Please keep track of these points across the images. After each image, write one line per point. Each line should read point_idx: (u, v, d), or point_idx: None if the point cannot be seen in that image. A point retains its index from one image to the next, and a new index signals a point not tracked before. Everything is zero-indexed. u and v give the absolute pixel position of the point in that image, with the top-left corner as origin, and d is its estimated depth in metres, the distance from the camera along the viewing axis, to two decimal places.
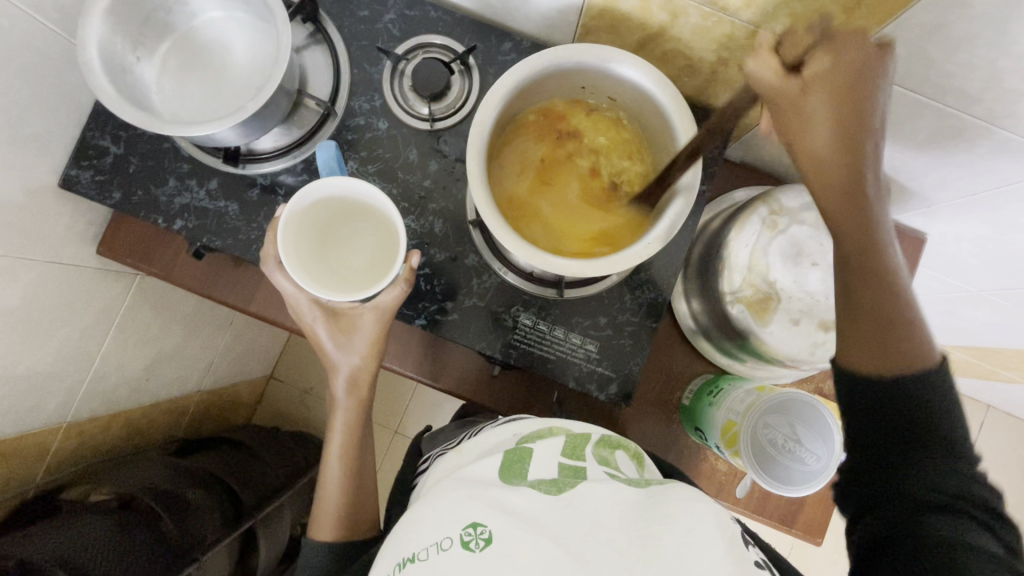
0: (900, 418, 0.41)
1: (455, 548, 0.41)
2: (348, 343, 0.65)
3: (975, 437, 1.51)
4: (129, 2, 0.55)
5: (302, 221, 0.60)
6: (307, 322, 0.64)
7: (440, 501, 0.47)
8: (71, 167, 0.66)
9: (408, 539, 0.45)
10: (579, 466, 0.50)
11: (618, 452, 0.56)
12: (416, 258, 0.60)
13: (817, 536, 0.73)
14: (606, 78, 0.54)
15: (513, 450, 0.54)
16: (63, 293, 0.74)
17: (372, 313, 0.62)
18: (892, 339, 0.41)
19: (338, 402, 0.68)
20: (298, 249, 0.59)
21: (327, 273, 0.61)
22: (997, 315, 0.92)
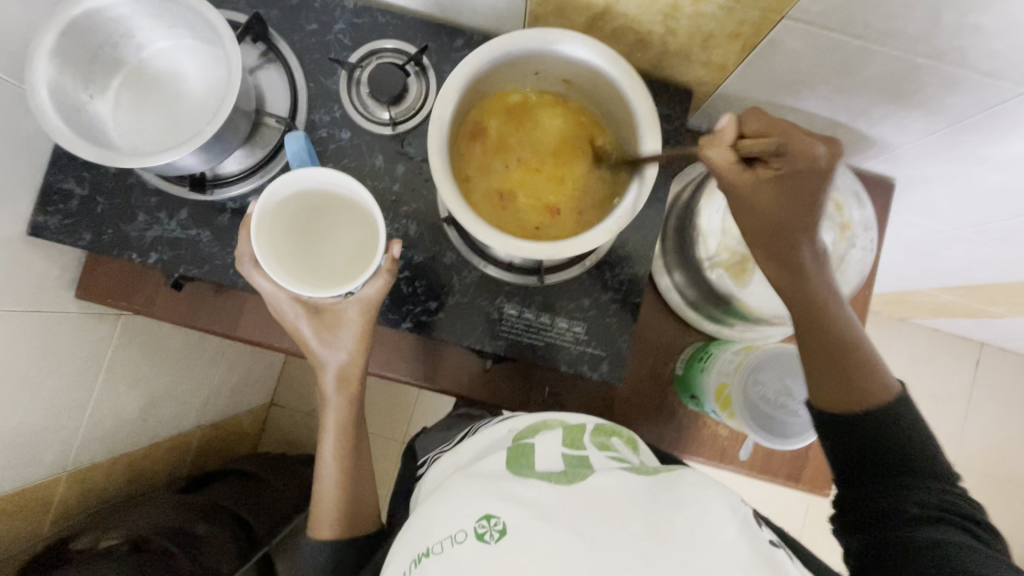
0: (886, 447, 0.53)
1: (470, 540, 0.41)
2: (338, 344, 0.65)
3: (972, 376, 1.53)
4: (74, 41, 0.55)
5: (278, 212, 0.60)
6: (290, 321, 0.64)
7: (451, 496, 0.47)
8: (37, 214, 0.65)
9: (422, 533, 0.45)
10: (581, 455, 0.52)
11: (612, 438, 0.59)
12: (396, 248, 0.59)
13: (824, 489, 0.74)
14: (557, 60, 0.55)
15: (516, 445, 0.55)
16: (47, 342, 0.73)
17: (356, 308, 0.62)
18: (849, 379, 0.55)
19: (332, 400, 0.69)
20: (273, 242, 0.59)
21: (303, 267, 0.61)
22: (974, 251, 0.94)
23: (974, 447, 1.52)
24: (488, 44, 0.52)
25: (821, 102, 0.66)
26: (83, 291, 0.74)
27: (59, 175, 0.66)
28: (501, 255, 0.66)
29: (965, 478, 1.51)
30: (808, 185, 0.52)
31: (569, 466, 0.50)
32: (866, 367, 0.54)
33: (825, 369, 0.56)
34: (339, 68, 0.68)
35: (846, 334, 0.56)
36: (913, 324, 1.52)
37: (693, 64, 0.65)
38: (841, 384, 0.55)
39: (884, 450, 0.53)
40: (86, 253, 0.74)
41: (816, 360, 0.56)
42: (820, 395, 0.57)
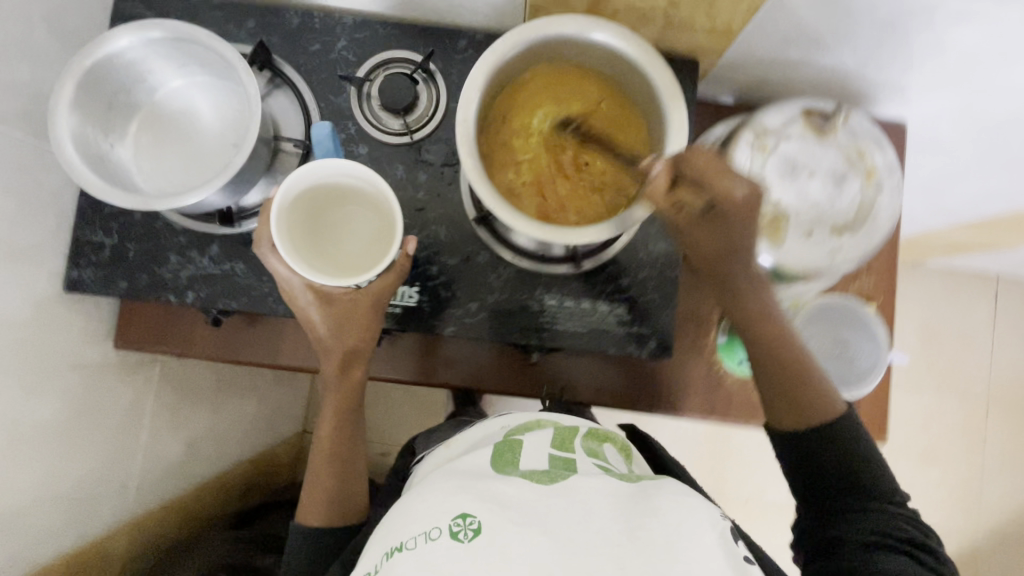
0: (831, 468, 0.56)
1: (444, 538, 0.42)
2: (337, 328, 0.62)
3: (992, 309, 1.53)
4: (91, 91, 0.55)
5: (295, 200, 0.59)
6: (301, 307, 0.61)
7: (429, 492, 0.48)
8: (72, 269, 0.66)
9: (397, 528, 0.46)
10: (569, 459, 0.53)
11: (607, 444, 0.59)
12: (411, 245, 0.59)
13: (881, 435, 0.74)
14: (570, 45, 0.55)
15: (504, 443, 0.56)
16: (95, 396, 0.73)
17: (364, 299, 0.61)
18: (801, 401, 0.58)
19: (330, 383, 0.65)
20: (289, 223, 0.59)
21: (317, 255, 0.61)
22: (988, 182, 0.94)
23: (1002, 378, 1.52)
24: (508, 37, 0.52)
25: (829, 53, 0.66)
26: (123, 340, 0.74)
27: (88, 228, 0.66)
28: (535, 248, 0.66)
29: (998, 410, 1.52)
30: (737, 223, 0.54)
31: (555, 467, 0.51)
32: (817, 387, 0.58)
33: (783, 398, 0.59)
34: (348, 84, 0.68)
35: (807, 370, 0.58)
36: (928, 267, 1.52)
37: (698, 34, 0.65)
38: (793, 408, 0.58)
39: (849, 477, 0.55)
40: (120, 300, 0.74)
41: (772, 393, 0.59)
42: (777, 422, 0.60)
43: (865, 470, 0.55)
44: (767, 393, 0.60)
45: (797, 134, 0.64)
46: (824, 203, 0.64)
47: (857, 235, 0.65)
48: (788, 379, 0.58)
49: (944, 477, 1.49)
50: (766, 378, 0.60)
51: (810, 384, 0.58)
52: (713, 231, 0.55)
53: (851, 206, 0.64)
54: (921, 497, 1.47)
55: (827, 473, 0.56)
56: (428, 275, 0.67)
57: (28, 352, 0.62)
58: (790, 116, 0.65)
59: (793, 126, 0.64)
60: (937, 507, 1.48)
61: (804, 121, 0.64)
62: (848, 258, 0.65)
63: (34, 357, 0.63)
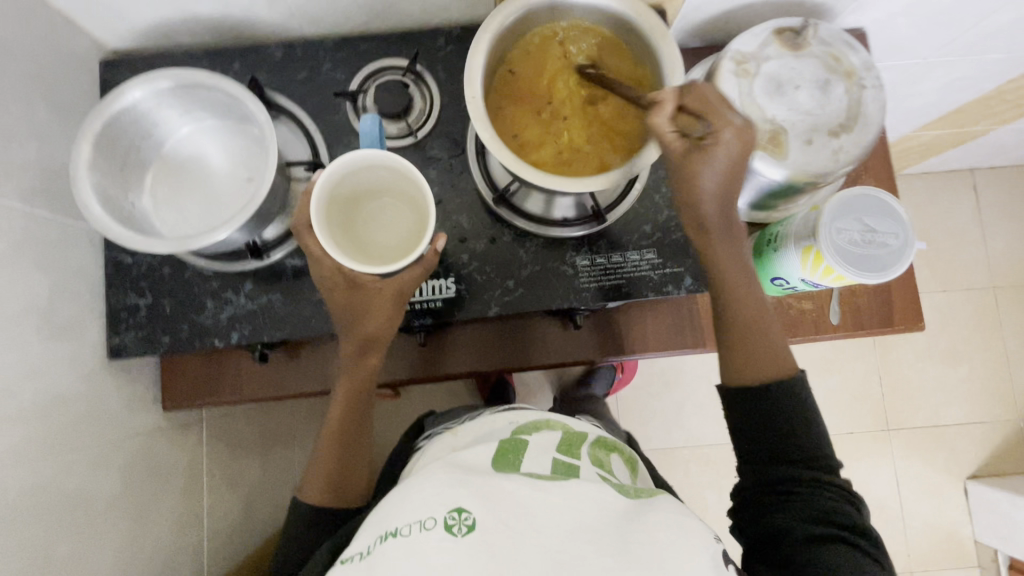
0: (782, 448, 0.57)
1: (438, 529, 0.45)
2: (355, 314, 0.59)
3: (976, 201, 1.57)
4: (106, 151, 0.57)
5: (337, 188, 0.58)
6: (328, 294, 0.59)
7: (427, 484, 0.51)
8: (113, 336, 0.66)
9: (394, 515, 0.49)
10: (572, 463, 0.58)
11: (612, 455, 0.64)
12: (440, 242, 0.57)
13: (918, 321, 0.77)
14: (552, 12, 0.58)
15: (512, 440, 0.60)
16: (155, 462, 0.72)
17: (389, 290, 0.58)
18: (757, 362, 0.59)
19: (347, 364, 0.63)
20: (328, 209, 0.58)
21: (350, 242, 0.60)
22: (949, 73, 0.98)
23: (1004, 264, 1.55)
24: (505, 6, 0.55)
25: None
26: (171, 399, 0.74)
27: (122, 293, 0.67)
28: (556, 214, 0.67)
29: (1009, 297, 1.55)
30: (729, 158, 0.54)
31: (558, 472, 0.55)
32: (774, 350, 0.59)
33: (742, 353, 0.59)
34: (343, 101, 0.70)
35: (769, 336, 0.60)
36: (907, 175, 1.57)
37: None
38: (749, 363, 0.59)
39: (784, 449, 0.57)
40: (162, 357, 0.74)
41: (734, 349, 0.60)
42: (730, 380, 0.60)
43: (809, 453, 0.56)
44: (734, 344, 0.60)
45: (773, 54, 0.68)
46: (815, 110, 0.67)
47: (854, 133, 0.67)
48: (747, 338, 0.59)
49: (972, 372, 1.52)
50: (728, 327, 0.60)
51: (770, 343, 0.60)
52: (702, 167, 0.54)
53: (841, 107, 0.67)
54: (954, 397, 1.51)
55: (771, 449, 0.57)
56: (459, 264, 0.69)
57: (88, 426, 0.62)
58: (763, 39, 0.68)
59: (769, 47, 0.68)
60: (973, 401, 1.51)
61: (778, 41, 0.68)
62: (850, 156, 0.67)
63: (95, 430, 0.63)
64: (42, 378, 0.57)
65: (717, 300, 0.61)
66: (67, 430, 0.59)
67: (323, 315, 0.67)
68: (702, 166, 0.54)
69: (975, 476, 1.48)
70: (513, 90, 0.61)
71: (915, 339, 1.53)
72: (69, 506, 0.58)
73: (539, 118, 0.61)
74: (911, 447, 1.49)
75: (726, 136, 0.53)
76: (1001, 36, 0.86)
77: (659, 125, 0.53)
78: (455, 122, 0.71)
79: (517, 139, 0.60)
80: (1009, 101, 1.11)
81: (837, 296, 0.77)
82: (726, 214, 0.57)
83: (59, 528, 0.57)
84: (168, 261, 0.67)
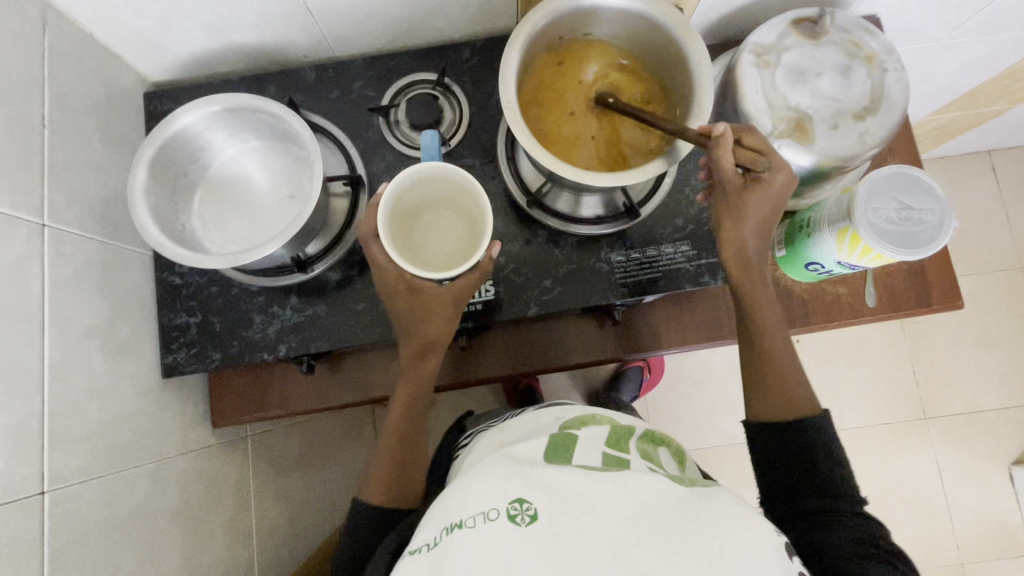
0: (804, 465, 0.58)
1: (502, 519, 0.43)
2: (415, 317, 0.61)
3: (997, 182, 1.56)
4: (158, 174, 0.60)
5: (401, 199, 0.60)
6: (391, 300, 0.61)
7: (486, 475, 0.48)
8: (166, 355, 0.68)
9: (456, 505, 0.46)
10: (623, 457, 0.53)
11: (660, 448, 0.60)
12: (496, 249, 0.59)
13: (956, 300, 0.76)
14: (579, 17, 0.60)
15: (559, 434, 0.57)
16: (206, 479, 0.73)
17: (450, 295, 0.60)
18: (775, 392, 0.61)
19: (405, 367, 0.64)
20: (391, 220, 0.59)
21: (408, 252, 0.62)
22: (964, 54, 0.98)
23: None
24: (536, 11, 0.57)
25: None
26: (221, 416, 0.75)
27: (172, 312, 0.69)
28: (586, 213, 0.69)
29: None
30: (774, 203, 0.59)
31: (610, 465, 0.51)
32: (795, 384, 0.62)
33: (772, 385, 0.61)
34: (376, 116, 0.72)
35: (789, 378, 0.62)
36: (924, 161, 1.56)
37: None
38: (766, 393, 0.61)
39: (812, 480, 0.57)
40: (209, 374, 0.75)
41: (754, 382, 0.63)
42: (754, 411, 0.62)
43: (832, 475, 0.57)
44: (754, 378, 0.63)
45: (793, 44, 0.69)
46: (839, 95, 0.68)
47: (879, 116, 0.68)
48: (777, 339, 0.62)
49: (1007, 355, 1.49)
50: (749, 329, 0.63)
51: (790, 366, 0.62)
52: (749, 209, 0.58)
53: (864, 91, 0.68)
54: (990, 382, 1.48)
55: (794, 467, 0.58)
56: (496, 266, 0.70)
57: (147, 442, 0.64)
58: (780, 31, 0.70)
59: (787, 38, 0.69)
60: (1010, 385, 1.48)
61: (796, 31, 0.70)
62: (877, 138, 0.67)
63: (153, 447, 0.65)
64: (104, 396, 0.59)
65: (745, 304, 0.62)
66: (128, 447, 0.61)
67: (369, 324, 0.68)
68: (748, 208, 0.58)
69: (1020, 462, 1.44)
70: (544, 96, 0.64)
71: (946, 324, 1.51)
72: (133, 520, 0.60)
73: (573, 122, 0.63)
74: (950, 435, 1.46)
75: (779, 179, 0.57)
76: (1015, 14, 0.86)
77: (720, 164, 0.56)
78: (484, 129, 0.72)
79: (550, 141, 0.62)
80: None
81: (872, 279, 0.77)
82: (757, 253, 0.61)
83: (125, 542, 0.58)
84: (215, 279, 0.70)
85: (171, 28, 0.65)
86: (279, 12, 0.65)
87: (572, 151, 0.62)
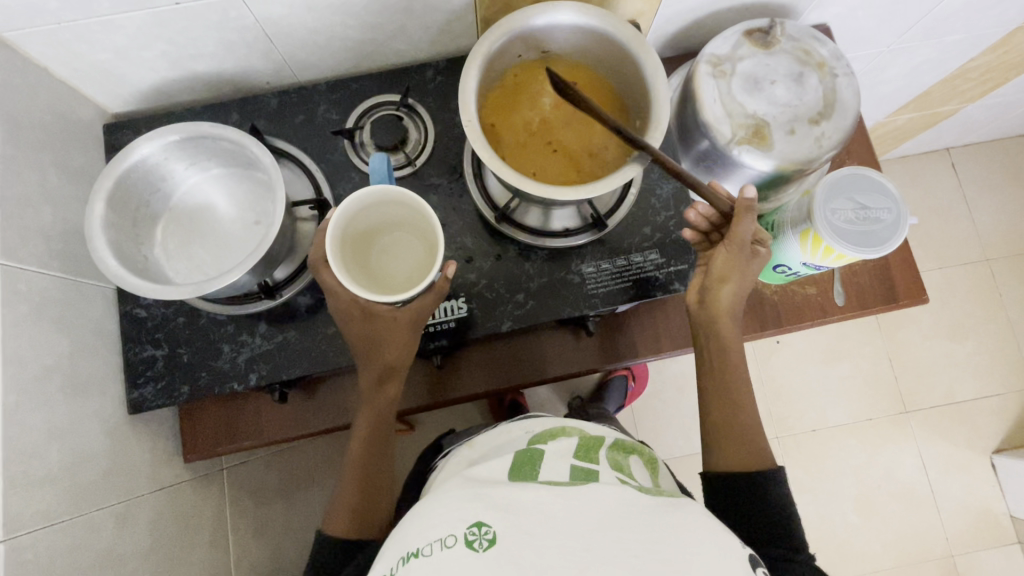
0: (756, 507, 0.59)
1: (460, 545, 0.42)
2: (374, 344, 0.60)
3: (956, 179, 1.61)
4: (118, 207, 0.60)
5: (353, 224, 0.60)
6: (350, 324, 0.60)
7: (447, 498, 0.48)
8: (132, 390, 0.66)
9: (415, 533, 0.46)
10: (591, 469, 0.53)
11: (631, 456, 0.60)
12: (451, 267, 0.59)
13: (921, 294, 0.78)
14: (534, 36, 0.61)
15: (525, 450, 0.56)
16: (177, 518, 0.71)
17: (407, 319, 0.60)
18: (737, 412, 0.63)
19: (366, 392, 0.63)
20: (342, 246, 0.59)
21: (366, 276, 0.61)
22: (912, 58, 1.02)
23: (993, 236, 1.58)
24: (491, 33, 0.58)
25: None
26: (191, 450, 0.72)
27: (138, 345, 0.67)
28: (556, 225, 0.70)
29: (1004, 268, 1.57)
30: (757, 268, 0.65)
31: (577, 477, 0.51)
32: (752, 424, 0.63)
33: (726, 410, 0.63)
34: (341, 138, 0.72)
35: (742, 410, 0.63)
36: (885, 161, 1.61)
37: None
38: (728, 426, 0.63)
39: (770, 526, 0.58)
40: (179, 407, 0.73)
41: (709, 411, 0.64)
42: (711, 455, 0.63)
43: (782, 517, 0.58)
44: (710, 392, 0.65)
45: (746, 53, 0.71)
46: (793, 102, 0.70)
47: (834, 120, 0.69)
48: (726, 348, 0.64)
49: (980, 346, 1.53)
50: (706, 339, 0.64)
51: (741, 380, 0.65)
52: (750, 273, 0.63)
53: (818, 97, 0.70)
54: (965, 373, 1.51)
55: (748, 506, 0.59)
56: (468, 284, 0.70)
57: (113, 483, 0.62)
58: (734, 42, 0.72)
59: (741, 49, 0.71)
60: (986, 375, 1.51)
61: (748, 42, 0.72)
62: (833, 141, 0.69)
63: (119, 488, 0.62)
64: (66, 438, 0.57)
65: (710, 347, 0.64)
66: (93, 489, 0.59)
67: (340, 348, 0.68)
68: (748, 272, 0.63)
69: (1000, 450, 1.47)
70: (506, 114, 0.65)
71: (920, 319, 1.54)
72: (100, 568, 0.57)
73: (535, 137, 0.64)
74: (932, 428, 1.48)
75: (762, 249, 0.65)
76: (956, 19, 0.90)
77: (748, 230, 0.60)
78: (450, 147, 0.73)
79: (514, 157, 0.63)
80: (973, 79, 1.16)
81: (839, 278, 0.78)
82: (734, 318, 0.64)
83: None
84: (181, 310, 0.68)
85: (127, 59, 0.64)
86: (239, 39, 0.65)
87: (534, 165, 0.63)
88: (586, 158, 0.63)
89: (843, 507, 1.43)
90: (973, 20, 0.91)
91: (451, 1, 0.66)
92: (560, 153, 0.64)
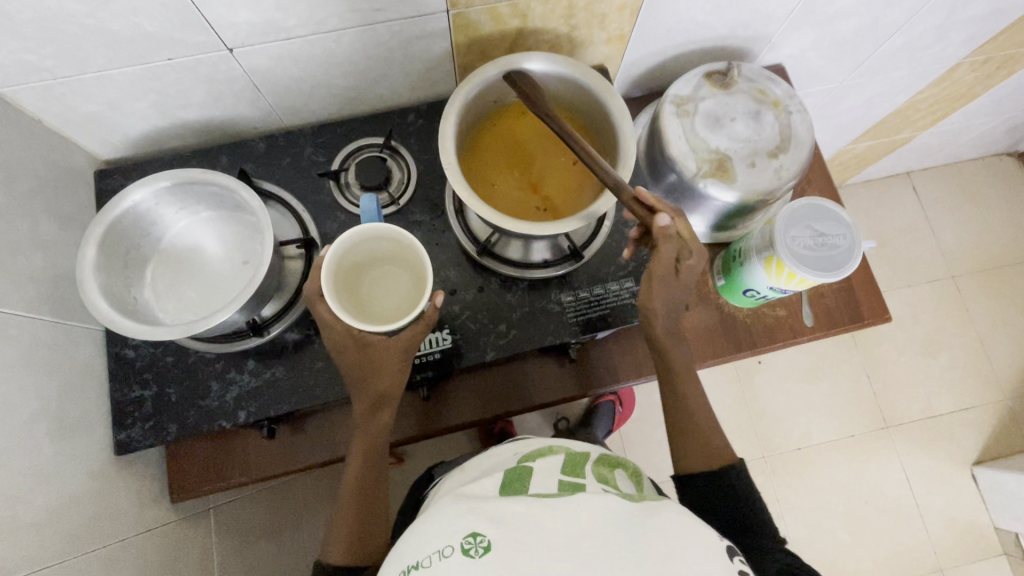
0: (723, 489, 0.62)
1: (457, 554, 0.44)
2: (365, 372, 0.62)
3: (918, 199, 1.70)
4: (109, 253, 0.62)
5: (343, 258, 0.62)
6: (341, 355, 0.62)
7: (442, 514, 0.50)
8: (119, 432, 0.66)
9: (413, 547, 0.47)
10: (577, 483, 0.54)
11: (616, 470, 0.61)
12: (439, 298, 0.61)
13: (884, 313, 0.82)
14: (508, 83, 0.66)
15: (516, 467, 0.58)
16: (162, 559, 0.70)
17: (398, 347, 0.61)
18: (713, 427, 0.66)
19: (359, 422, 0.65)
20: (335, 281, 0.61)
21: (357, 308, 0.64)
22: (865, 92, 1.10)
23: (957, 253, 1.66)
24: (467, 83, 0.62)
25: (706, 30, 0.78)
26: (178, 491, 0.72)
27: (125, 386, 0.68)
28: (535, 258, 0.73)
29: (969, 282, 1.64)
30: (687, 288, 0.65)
31: (564, 489, 0.52)
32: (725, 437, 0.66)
33: (706, 425, 0.66)
34: (328, 180, 0.75)
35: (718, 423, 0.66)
36: (849, 186, 1.70)
37: (599, 45, 0.76)
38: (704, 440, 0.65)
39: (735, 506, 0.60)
40: (166, 447, 0.73)
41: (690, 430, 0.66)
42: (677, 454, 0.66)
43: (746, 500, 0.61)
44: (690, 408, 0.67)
45: (707, 93, 0.76)
46: (753, 137, 0.74)
47: (790, 153, 0.74)
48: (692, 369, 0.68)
49: (952, 359, 1.58)
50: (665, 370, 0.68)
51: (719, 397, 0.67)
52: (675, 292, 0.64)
53: (775, 132, 0.75)
54: (940, 386, 1.56)
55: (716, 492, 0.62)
56: (453, 316, 0.72)
57: (97, 525, 0.62)
58: (695, 84, 0.77)
59: (702, 89, 0.77)
60: (961, 387, 1.56)
61: (709, 83, 0.77)
62: (791, 173, 0.73)
63: (104, 530, 0.62)
64: (52, 479, 0.57)
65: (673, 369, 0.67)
66: (76, 532, 0.59)
67: (328, 382, 0.69)
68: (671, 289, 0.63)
69: (980, 462, 1.50)
70: (484, 156, 0.69)
71: (894, 335, 1.59)
72: None
73: (514, 175, 0.68)
74: (912, 441, 1.51)
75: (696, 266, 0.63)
76: (900, 56, 0.97)
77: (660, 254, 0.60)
78: (432, 186, 0.76)
79: (495, 195, 0.67)
80: (923, 109, 1.24)
81: (808, 300, 0.82)
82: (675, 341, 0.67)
83: None
84: (169, 350, 0.69)
85: (120, 110, 0.67)
86: (227, 89, 0.68)
87: (515, 201, 0.67)
88: (564, 192, 0.67)
89: (833, 524, 1.45)
90: (917, 56, 0.99)
91: (430, 51, 0.70)
92: (539, 189, 0.68)
